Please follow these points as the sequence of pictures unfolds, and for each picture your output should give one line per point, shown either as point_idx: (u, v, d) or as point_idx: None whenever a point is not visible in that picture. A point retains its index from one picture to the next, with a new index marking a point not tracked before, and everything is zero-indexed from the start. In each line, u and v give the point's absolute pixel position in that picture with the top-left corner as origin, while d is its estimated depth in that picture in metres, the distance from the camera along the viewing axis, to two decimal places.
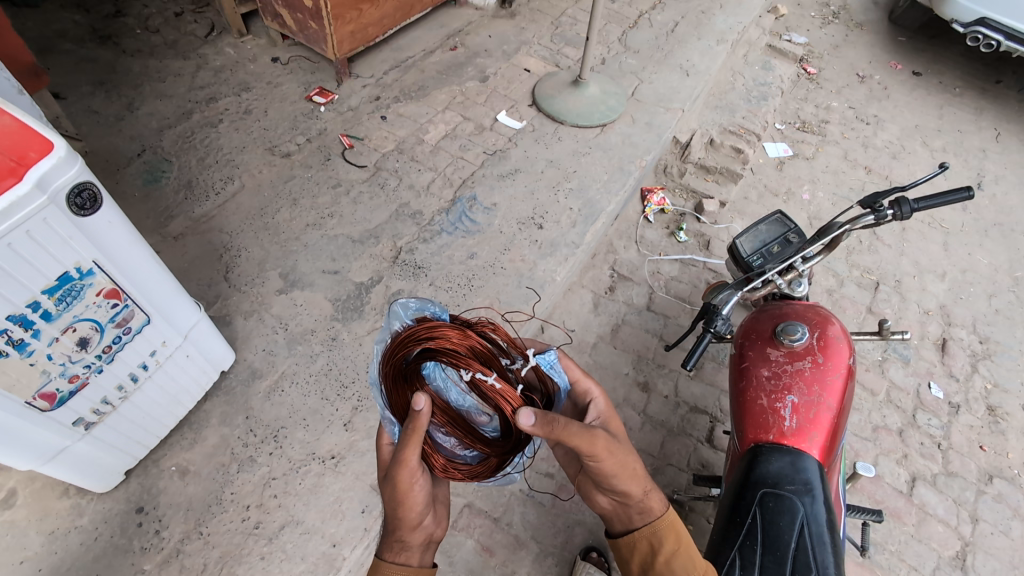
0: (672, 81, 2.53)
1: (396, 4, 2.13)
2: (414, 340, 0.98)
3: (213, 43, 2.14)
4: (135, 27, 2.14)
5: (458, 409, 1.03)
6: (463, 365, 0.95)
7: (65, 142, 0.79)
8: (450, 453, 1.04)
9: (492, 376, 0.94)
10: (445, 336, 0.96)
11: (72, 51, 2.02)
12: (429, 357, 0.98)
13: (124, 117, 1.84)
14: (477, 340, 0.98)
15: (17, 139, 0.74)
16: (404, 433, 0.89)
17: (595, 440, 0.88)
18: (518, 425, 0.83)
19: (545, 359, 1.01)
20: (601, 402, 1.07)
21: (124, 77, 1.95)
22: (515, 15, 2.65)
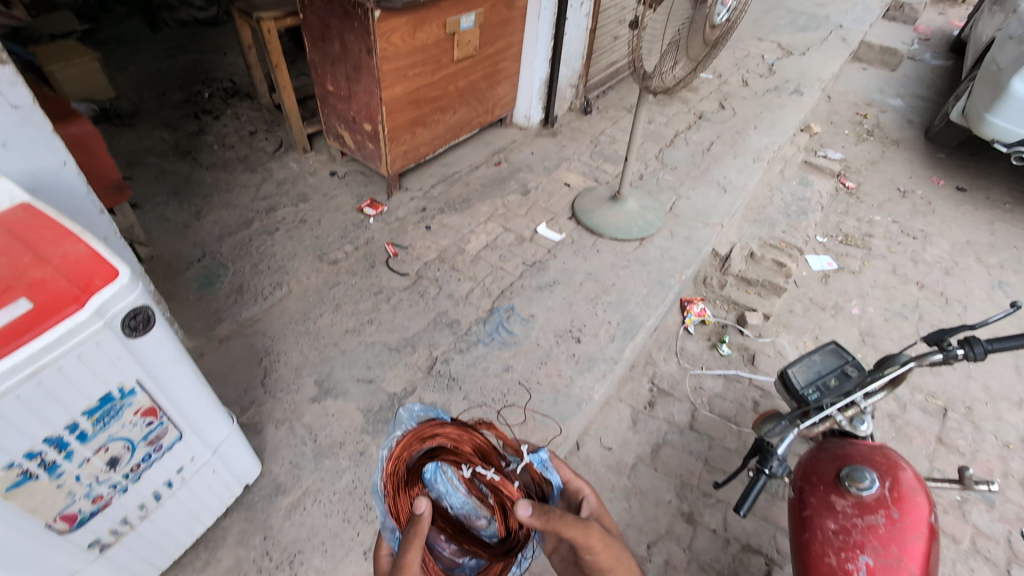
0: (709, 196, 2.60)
1: (447, 126, 2.31)
2: (416, 440, 0.93)
3: (279, 158, 2.34)
4: (213, 144, 2.38)
5: (457, 515, 0.95)
6: (466, 462, 0.89)
7: (130, 269, 0.83)
8: (449, 563, 0.95)
9: (491, 470, 0.87)
10: (447, 433, 0.92)
11: (155, 164, 2.24)
12: (433, 456, 0.92)
13: (192, 225, 1.98)
14: (478, 436, 0.92)
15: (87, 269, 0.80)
16: (406, 538, 0.83)
17: (591, 534, 0.88)
18: (517, 518, 0.79)
19: (538, 458, 0.95)
20: (594, 499, 1.04)
21: (197, 188, 2.13)
22: (557, 134, 2.83)
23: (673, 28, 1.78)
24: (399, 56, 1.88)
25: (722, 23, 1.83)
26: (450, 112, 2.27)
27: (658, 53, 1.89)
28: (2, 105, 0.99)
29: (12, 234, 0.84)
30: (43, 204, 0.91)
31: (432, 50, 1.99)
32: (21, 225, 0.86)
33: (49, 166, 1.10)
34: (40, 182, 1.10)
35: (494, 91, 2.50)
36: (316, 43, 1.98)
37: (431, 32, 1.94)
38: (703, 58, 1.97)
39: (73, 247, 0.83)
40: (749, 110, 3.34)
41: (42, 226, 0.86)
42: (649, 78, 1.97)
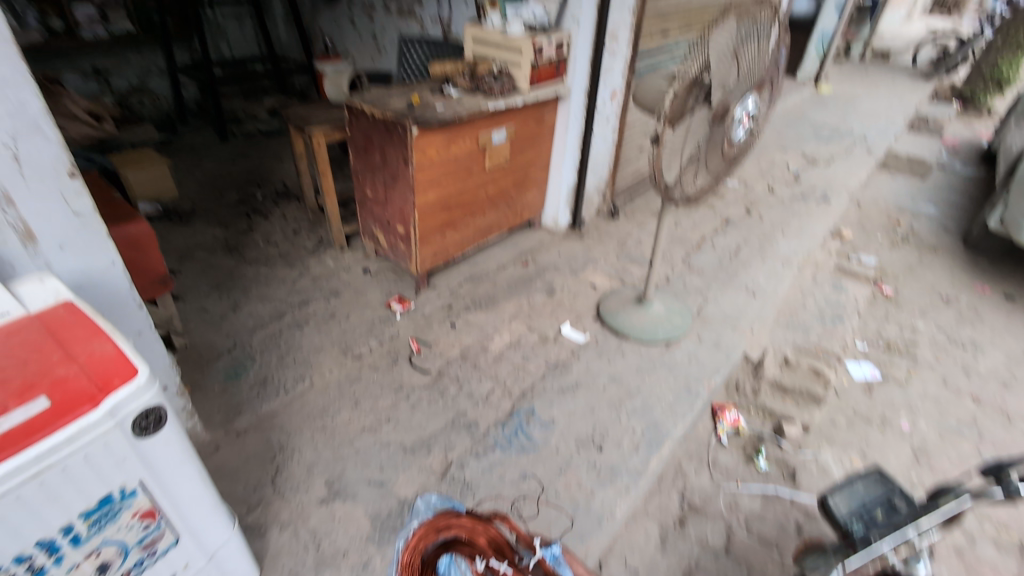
0: (738, 301, 2.57)
1: (477, 228, 2.42)
2: (432, 532, 1.27)
3: (318, 255, 2.47)
4: (259, 240, 2.55)
5: None
6: (479, 554, 1.25)
7: (149, 369, 0.86)
8: None
9: (504, 561, 1.23)
10: (461, 525, 1.28)
11: (204, 259, 2.40)
12: (448, 546, 1.27)
13: (227, 317, 2.07)
14: (489, 530, 1.28)
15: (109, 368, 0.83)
16: None
17: None
18: None
19: (550, 553, 1.27)
20: None
21: (237, 281, 2.26)
22: (584, 236, 2.92)
23: (692, 145, 1.92)
24: (434, 166, 2.03)
25: (740, 142, 2.01)
26: (480, 215, 2.39)
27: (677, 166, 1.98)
28: (67, 212, 1.12)
29: (49, 331, 0.89)
30: (84, 302, 0.99)
31: (464, 160, 2.15)
32: (60, 322, 0.91)
33: (100, 264, 1.22)
34: (89, 279, 1.21)
35: (523, 196, 2.64)
36: (360, 154, 2.17)
37: (464, 145, 2.11)
38: (722, 172, 2.12)
39: (102, 346, 0.88)
40: (776, 217, 3.39)
41: (79, 324, 0.92)
42: (672, 189, 2.05)
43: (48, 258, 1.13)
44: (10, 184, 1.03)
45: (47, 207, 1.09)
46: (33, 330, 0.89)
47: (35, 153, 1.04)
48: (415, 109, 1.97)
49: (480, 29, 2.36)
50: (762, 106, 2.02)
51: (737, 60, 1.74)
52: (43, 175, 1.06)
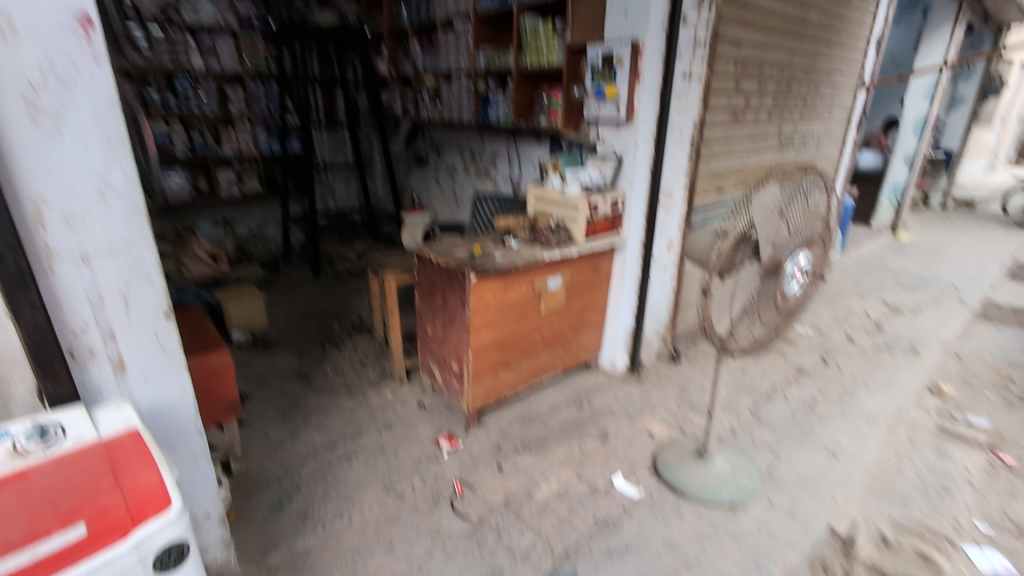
0: (817, 462, 2.31)
1: (531, 368, 2.46)
2: None
3: (378, 387, 2.59)
4: (328, 370, 2.73)
5: None
6: None
7: (179, 504, 0.99)
8: None
9: None
10: None
11: (277, 385, 2.60)
12: None
13: (285, 443, 2.17)
14: None
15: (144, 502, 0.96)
16: None
17: None
18: None
19: None
20: None
21: (301, 408, 2.39)
22: (643, 380, 2.85)
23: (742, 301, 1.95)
24: (489, 308, 2.17)
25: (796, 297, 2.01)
26: (533, 356, 2.44)
27: (728, 318, 2.01)
28: (156, 347, 1.38)
29: (112, 456, 1.07)
30: (146, 432, 1.17)
31: (519, 304, 2.28)
32: (123, 449, 1.09)
33: (174, 394, 1.44)
34: (163, 407, 1.42)
35: (578, 338, 2.69)
36: (424, 296, 2.38)
37: (519, 291, 2.26)
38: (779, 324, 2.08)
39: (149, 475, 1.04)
40: (857, 369, 3.15)
41: (137, 452, 1.09)
42: (725, 340, 2.03)
43: (132, 387, 1.37)
44: (117, 324, 1.30)
45: (143, 343, 1.35)
46: (101, 455, 1.06)
47: (142, 297, 1.32)
48: (476, 259, 2.19)
49: (542, 189, 2.65)
50: (817, 259, 2.02)
51: (785, 217, 1.80)
52: (145, 316, 1.34)
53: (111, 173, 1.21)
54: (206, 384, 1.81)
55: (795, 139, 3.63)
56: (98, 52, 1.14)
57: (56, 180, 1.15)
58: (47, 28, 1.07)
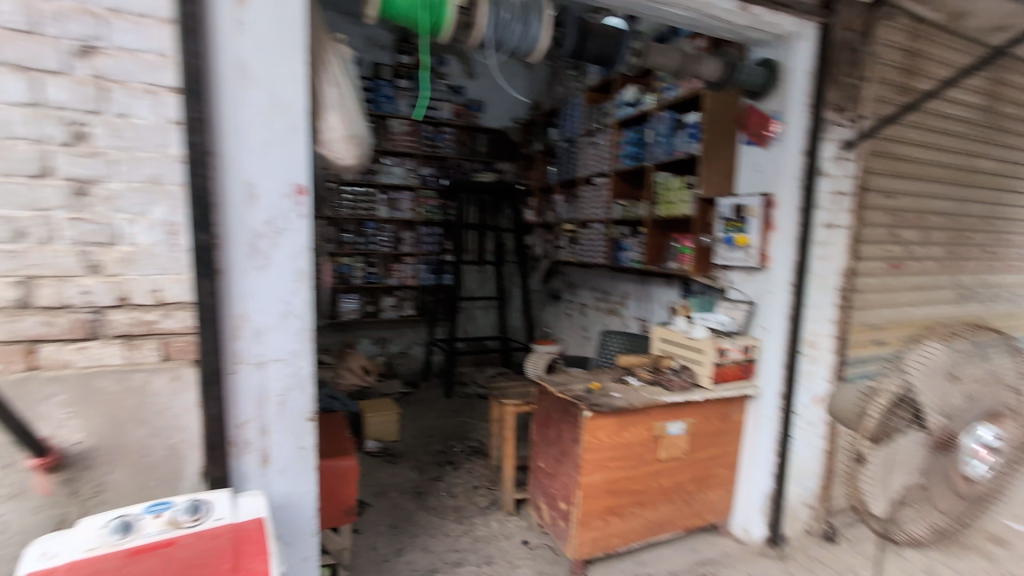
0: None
1: (645, 521, 2.29)
2: None
3: (485, 515, 2.58)
4: (442, 489, 2.82)
5: None
6: None
7: None
8: None
9: None
10: None
11: (393, 497, 2.73)
12: None
13: (390, 558, 2.22)
14: None
15: None
16: None
17: None
18: None
19: None
20: None
21: (411, 526, 2.46)
22: (786, 557, 2.40)
23: (904, 480, 1.68)
24: (602, 448, 2.12)
25: (988, 480, 1.62)
26: (649, 507, 2.29)
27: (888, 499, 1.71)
28: (295, 446, 1.73)
29: (238, 538, 1.39)
30: (268, 523, 1.49)
31: (636, 447, 2.20)
32: (246, 534, 1.41)
33: (301, 491, 1.75)
34: (290, 501, 1.74)
35: (704, 495, 2.47)
36: (539, 427, 2.43)
37: (637, 432, 2.19)
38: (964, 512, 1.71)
39: (261, 562, 1.31)
40: None
41: (255, 539, 1.40)
42: (888, 529, 1.68)
43: (271, 481, 1.70)
44: (271, 424, 1.68)
45: (286, 443, 1.71)
46: (230, 537, 1.39)
47: (294, 401, 1.71)
48: (593, 395, 2.21)
49: (666, 329, 2.62)
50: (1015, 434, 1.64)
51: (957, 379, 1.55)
52: (293, 417, 1.71)
53: (292, 299, 1.68)
54: (333, 488, 2.03)
55: (981, 291, 3.17)
56: (304, 211, 1.67)
57: (256, 305, 1.63)
58: (273, 196, 1.61)
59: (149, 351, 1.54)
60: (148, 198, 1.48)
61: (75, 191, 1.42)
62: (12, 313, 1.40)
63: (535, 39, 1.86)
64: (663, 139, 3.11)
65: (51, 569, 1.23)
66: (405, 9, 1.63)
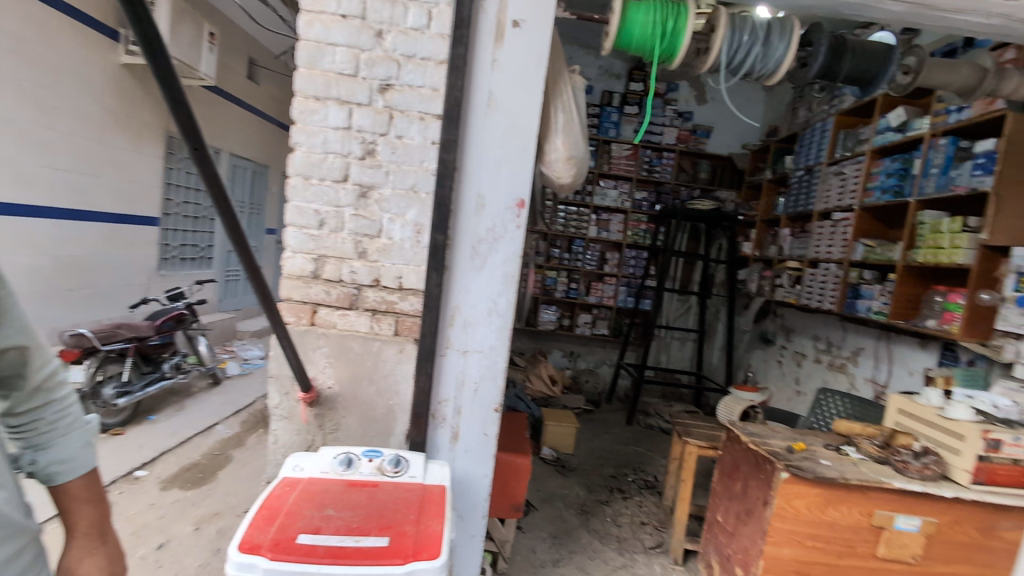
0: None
1: None
2: None
3: (649, 555, 2.57)
4: (609, 516, 2.91)
5: None
6: None
7: (442, 559, 1.31)
8: None
9: None
10: None
11: (559, 508, 2.94)
12: None
13: (547, 566, 2.42)
14: None
15: (425, 545, 1.35)
16: None
17: None
18: None
19: None
20: None
21: (570, 540, 2.62)
22: None
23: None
24: (798, 521, 1.84)
25: None
26: None
27: None
28: (481, 431, 1.89)
29: (424, 497, 1.58)
30: (449, 491, 1.66)
31: (845, 532, 1.84)
32: (431, 495, 1.60)
33: (479, 473, 1.91)
34: (469, 479, 1.91)
35: None
36: (723, 476, 2.25)
37: (849, 514, 1.83)
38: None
39: (438, 520, 1.47)
40: None
41: (437, 502, 1.57)
42: None
43: (456, 456, 1.90)
44: (465, 407, 1.88)
45: (475, 427, 1.89)
46: (420, 494, 1.60)
47: (487, 390, 1.87)
48: (794, 456, 1.93)
49: (909, 399, 2.13)
50: None
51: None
52: (483, 405, 1.88)
53: (499, 300, 1.83)
54: (507, 481, 2.23)
55: None
56: (522, 223, 1.81)
57: (469, 301, 1.83)
58: (499, 208, 1.79)
59: (387, 324, 1.89)
60: (407, 203, 1.82)
61: (360, 194, 1.82)
62: (308, 282, 1.87)
63: (777, 61, 1.71)
64: (938, 170, 2.54)
65: (296, 480, 1.60)
66: (640, 41, 1.68)
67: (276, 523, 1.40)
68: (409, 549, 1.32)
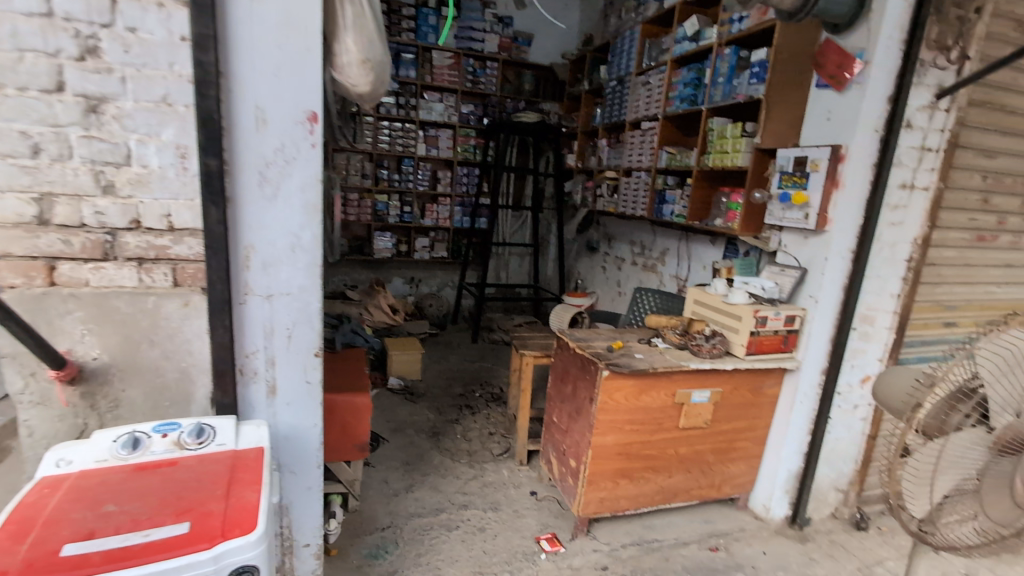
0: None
1: (658, 486, 2.22)
2: None
3: (497, 462, 2.72)
4: (459, 433, 3.00)
5: None
6: None
7: (260, 530, 1.13)
8: None
9: None
10: None
11: (411, 435, 2.93)
12: None
13: (399, 494, 2.40)
14: None
15: (236, 521, 1.13)
16: None
17: None
18: None
19: None
20: None
21: (423, 464, 2.64)
22: (807, 539, 2.34)
23: (949, 483, 1.37)
24: (618, 410, 2.04)
25: None
26: (663, 474, 2.21)
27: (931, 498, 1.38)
28: (303, 379, 1.65)
29: (234, 465, 1.33)
30: (269, 452, 1.42)
31: (655, 412, 2.10)
32: (243, 462, 1.35)
33: (306, 424, 1.67)
34: (296, 432, 1.64)
35: (724, 468, 2.35)
36: (556, 381, 2.40)
37: (657, 397, 2.08)
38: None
39: (251, 491, 1.22)
40: None
41: (251, 468, 1.33)
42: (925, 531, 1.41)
43: (277, 407, 1.63)
44: (279, 354, 1.60)
45: (292, 375, 1.62)
46: (229, 465, 1.32)
47: (302, 334, 1.62)
48: (613, 354, 2.12)
49: (703, 291, 2.44)
50: None
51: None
52: (299, 351, 1.62)
53: (302, 233, 1.56)
54: (347, 421, 2.12)
55: None
56: (316, 140, 1.52)
57: (264, 236, 1.53)
58: (285, 123, 1.48)
59: (161, 275, 1.50)
60: (158, 119, 1.41)
61: (88, 108, 1.36)
62: (33, 230, 1.39)
63: None
64: (723, 80, 2.78)
65: (61, 479, 1.25)
66: None
67: (28, 538, 1.06)
68: (214, 529, 1.10)
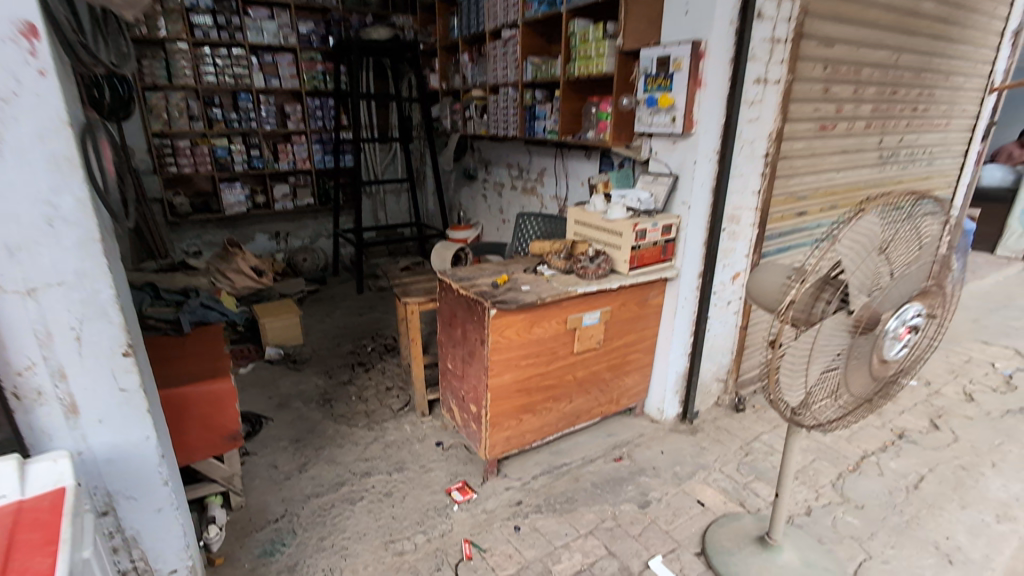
0: (925, 566, 1.77)
1: (560, 413, 2.21)
2: None
3: (398, 418, 2.55)
4: (353, 394, 2.77)
5: None
6: None
7: None
8: None
9: None
10: None
11: (298, 407, 2.64)
12: None
13: (291, 477, 2.14)
14: None
15: None
16: None
17: None
18: None
19: None
20: None
21: (315, 437, 2.39)
22: (697, 431, 2.51)
23: (821, 368, 1.39)
24: (512, 347, 1.94)
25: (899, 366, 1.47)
26: (564, 401, 2.20)
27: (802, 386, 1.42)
28: (113, 388, 1.19)
29: (15, 526, 0.93)
30: (75, 494, 1.03)
31: (549, 341, 2.03)
32: (31, 517, 0.95)
33: (133, 439, 1.24)
34: (121, 453, 1.23)
35: (620, 381, 2.40)
36: (445, 326, 2.23)
37: (549, 327, 2.01)
38: (873, 396, 1.51)
39: (37, 558, 0.86)
40: (978, 436, 2.52)
41: (43, 524, 0.94)
42: (800, 415, 1.48)
43: (85, 430, 1.18)
44: (68, 362, 1.13)
45: (97, 388, 1.17)
46: (3, 531, 0.92)
47: (98, 332, 1.15)
48: (499, 290, 1.97)
49: (583, 210, 2.35)
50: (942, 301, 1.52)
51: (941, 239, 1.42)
52: (101, 356, 1.16)
53: (60, 199, 1.05)
54: (206, 414, 1.81)
55: (899, 152, 3.21)
56: (45, 63, 0.99)
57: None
58: None
59: None
60: None
61: None
62: None
63: None
64: None
65: None
66: None
67: None
68: None
